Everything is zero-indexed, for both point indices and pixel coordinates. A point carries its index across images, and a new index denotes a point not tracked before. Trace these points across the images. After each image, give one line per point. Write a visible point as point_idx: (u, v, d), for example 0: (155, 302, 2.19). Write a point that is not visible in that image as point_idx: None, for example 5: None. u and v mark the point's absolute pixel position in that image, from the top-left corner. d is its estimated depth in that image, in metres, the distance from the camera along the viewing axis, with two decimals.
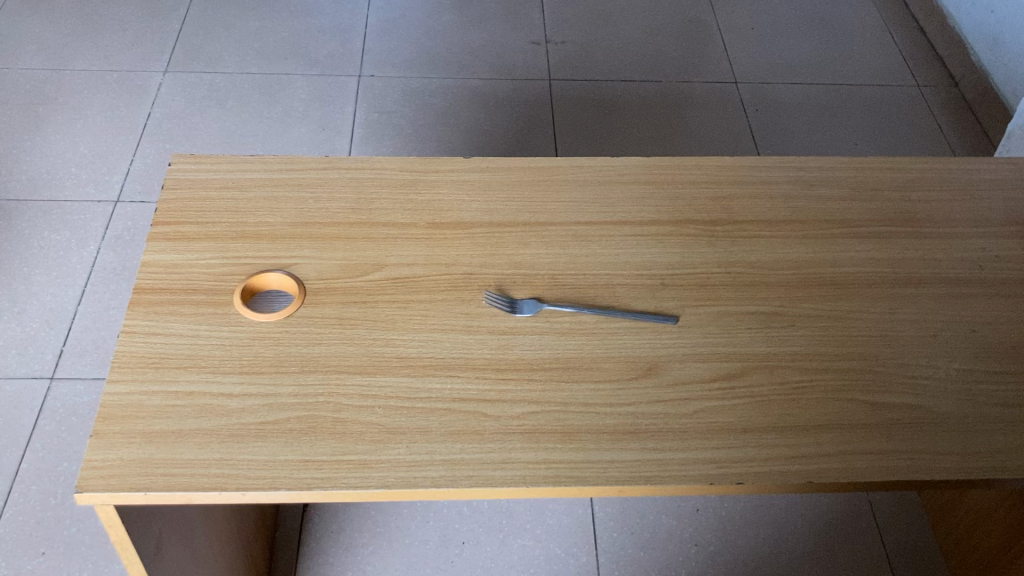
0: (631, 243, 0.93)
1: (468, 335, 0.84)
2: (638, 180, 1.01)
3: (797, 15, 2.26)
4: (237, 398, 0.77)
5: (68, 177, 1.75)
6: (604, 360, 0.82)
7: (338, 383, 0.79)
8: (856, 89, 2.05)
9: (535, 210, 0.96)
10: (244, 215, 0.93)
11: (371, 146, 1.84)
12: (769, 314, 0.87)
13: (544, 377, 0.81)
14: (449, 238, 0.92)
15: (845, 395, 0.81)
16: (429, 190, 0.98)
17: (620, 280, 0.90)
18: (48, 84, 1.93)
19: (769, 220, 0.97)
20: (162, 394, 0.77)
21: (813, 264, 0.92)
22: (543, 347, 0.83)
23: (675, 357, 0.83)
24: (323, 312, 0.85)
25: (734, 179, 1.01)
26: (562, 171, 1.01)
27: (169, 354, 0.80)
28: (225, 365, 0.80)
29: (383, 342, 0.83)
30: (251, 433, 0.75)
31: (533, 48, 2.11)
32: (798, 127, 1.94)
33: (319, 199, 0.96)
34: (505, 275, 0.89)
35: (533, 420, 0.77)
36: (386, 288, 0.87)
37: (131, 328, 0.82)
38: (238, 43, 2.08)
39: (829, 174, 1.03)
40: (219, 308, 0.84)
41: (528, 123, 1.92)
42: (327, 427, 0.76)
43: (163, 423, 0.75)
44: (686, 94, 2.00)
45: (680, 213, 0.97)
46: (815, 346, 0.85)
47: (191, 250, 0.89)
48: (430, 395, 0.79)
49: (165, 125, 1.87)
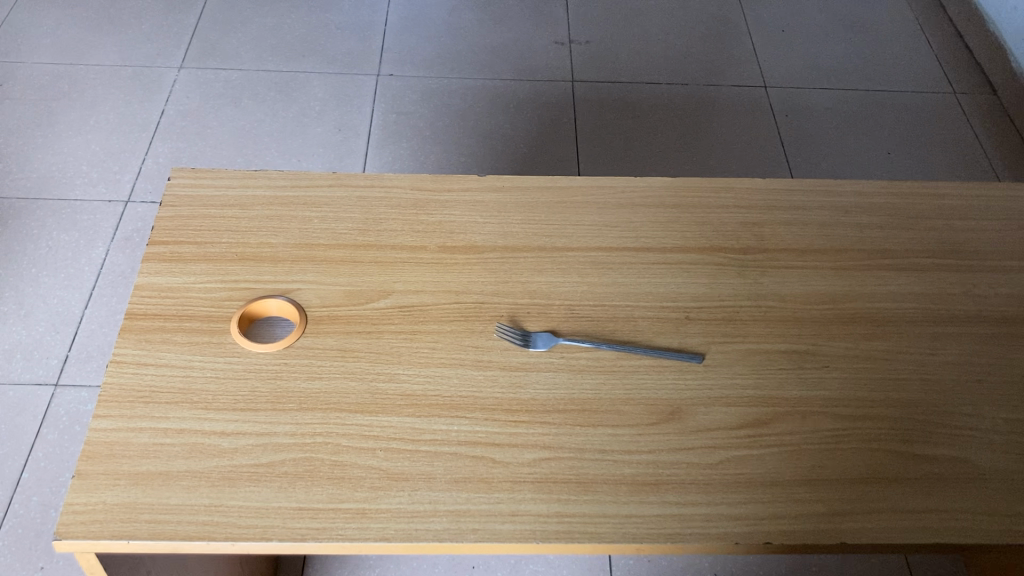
0: (654, 273, 0.87)
1: (478, 371, 0.78)
2: (663, 203, 0.95)
3: (830, 17, 2.19)
4: (230, 437, 0.73)
5: (79, 176, 1.71)
6: (623, 403, 0.77)
7: (338, 422, 0.74)
8: (891, 96, 1.97)
9: (552, 234, 0.91)
10: (244, 234, 0.88)
11: (388, 149, 1.79)
12: (801, 352, 0.81)
13: (558, 420, 0.75)
14: (460, 263, 0.87)
15: (882, 446, 0.75)
16: (440, 211, 0.92)
17: (642, 313, 0.84)
18: (62, 78, 1.89)
19: (802, 249, 0.91)
20: (150, 432, 0.72)
21: (849, 298, 0.86)
22: (557, 386, 0.78)
23: (700, 401, 0.77)
24: (325, 343, 0.80)
25: (765, 203, 0.95)
26: (582, 191, 0.96)
27: (159, 388, 0.75)
28: (218, 400, 0.75)
29: (387, 377, 0.77)
30: (243, 477, 0.70)
31: (556, 48, 2.05)
32: (830, 135, 1.86)
33: (325, 218, 0.90)
34: (519, 305, 0.84)
35: (546, 468, 0.72)
36: (392, 317, 0.82)
37: (121, 358, 0.77)
38: (254, 39, 2.03)
39: (866, 199, 0.97)
40: (215, 337, 0.79)
41: (550, 127, 1.86)
42: (325, 471, 0.71)
43: (150, 464, 0.70)
44: (713, 98, 1.94)
45: (708, 240, 0.91)
46: (850, 390, 0.79)
47: (188, 272, 0.84)
48: (436, 437, 0.73)
49: (178, 124, 1.82)
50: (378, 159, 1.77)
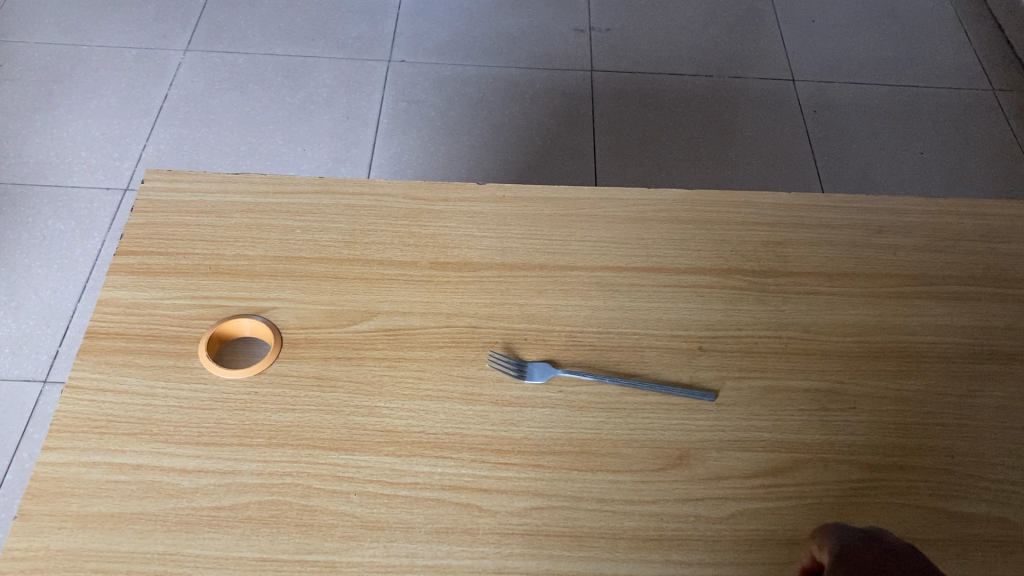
0: (665, 297, 0.80)
1: (466, 406, 0.71)
2: (678, 217, 0.87)
3: (864, 8, 2.08)
4: (191, 475, 0.66)
5: (78, 162, 1.65)
6: (625, 445, 0.69)
7: (311, 461, 0.67)
8: (926, 92, 1.87)
9: (555, 251, 0.83)
10: (221, 245, 0.81)
11: (396, 140, 1.72)
12: (825, 392, 0.74)
13: (553, 463, 0.68)
14: (454, 282, 0.80)
15: (913, 501, 0.67)
16: (435, 222, 0.85)
17: (650, 343, 0.76)
18: (64, 60, 1.83)
19: (829, 273, 0.83)
20: (105, 466, 0.66)
21: (878, 331, 0.78)
22: (553, 424, 0.70)
23: (712, 445, 0.70)
24: (300, 369, 0.73)
25: (790, 219, 0.87)
26: (589, 202, 0.88)
27: (116, 417, 0.69)
28: (180, 433, 0.68)
29: (367, 410, 0.70)
30: (203, 522, 0.63)
31: (574, 36, 1.96)
32: (860, 133, 1.77)
33: (308, 228, 0.83)
34: (515, 331, 0.76)
35: (537, 519, 0.65)
36: (376, 342, 0.75)
37: (77, 383, 0.71)
38: (263, 21, 1.96)
39: (901, 218, 0.89)
40: (180, 361, 0.73)
41: (567, 119, 1.78)
42: (293, 517, 0.64)
43: (101, 504, 0.64)
44: (737, 91, 1.84)
45: (725, 260, 0.83)
46: (878, 435, 0.71)
47: (156, 286, 0.78)
48: (418, 481, 0.66)
49: (181, 109, 1.76)
50: (386, 150, 1.70)
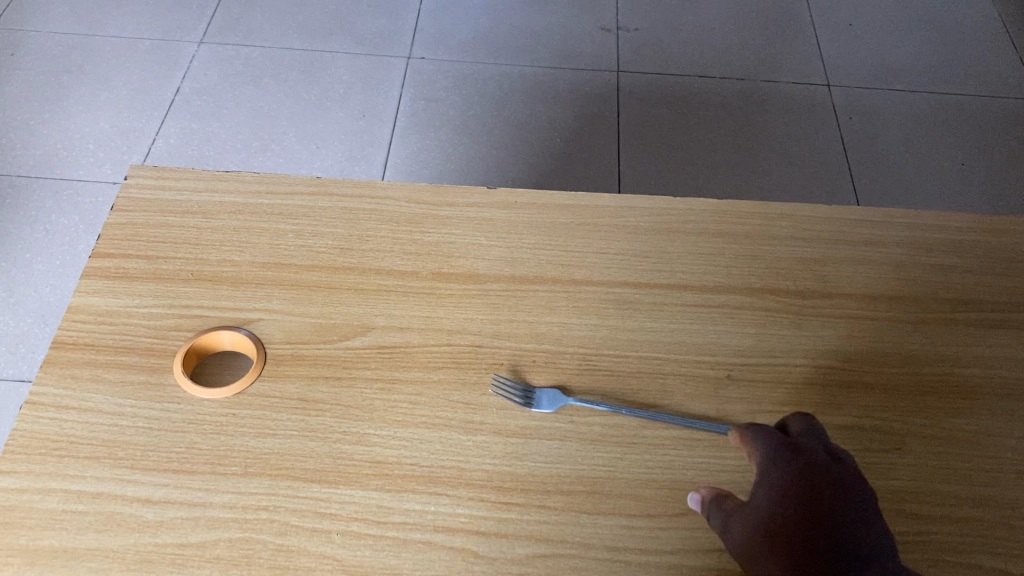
0: (689, 318, 0.72)
1: (466, 436, 0.64)
2: (706, 229, 0.79)
3: (904, 11, 1.99)
4: (155, 507, 0.59)
5: (85, 155, 1.59)
6: (642, 486, 0.62)
7: (290, 494, 0.60)
8: (970, 100, 1.77)
9: (569, 264, 0.76)
10: (204, 249, 0.74)
11: (412, 140, 1.65)
12: (866, 430, 0.66)
13: (560, 504, 0.61)
14: (457, 296, 0.72)
15: (967, 559, 0.59)
16: (440, 228, 0.78)
17: (673, 369, 0.69)
18: (76, 50, 1.78)
19: (872, 295, 0.75)
20: (60, 494, 0.59)
21: (926, 362, 0.71)
22: (562, 459, 0.63)
23: (739, 487, 0.62)
24: (283, 390, 0.66)
25: (829, 235, 0.79)
26: (608, 211, 0.80)
27: (77, 439, 0.62)
28: (147, 458, 0.61)
29: (355, 438, 0.63)
30: (166, 561, 0.57)
31: (601, 34, 1.88)
32: (899, 142, 1.68)
33: (301, 232, 0.76)
34: (522, 352, 0.69)
35: (539, 568, 0.58)
36: (368, 360, 0.68)
37: (39, 399, 0.64)
38: (280, 14, 1.90)
39: (953, 236, 0.80)
40: (153, 377, 0.66)
41: (591, 122, 1.70)
42: (266, 559, 0.57)
43: (53, 538, 0.57)
44: (770, 95, 1.76)
45: (757, 278, 0.75)
46: (928, 480, 0.63)
47: (131, 293, 0.71)
48: (407, 521, 0.59)
49: (193, 102, 1.70)
50: (402, 150, 1.63)
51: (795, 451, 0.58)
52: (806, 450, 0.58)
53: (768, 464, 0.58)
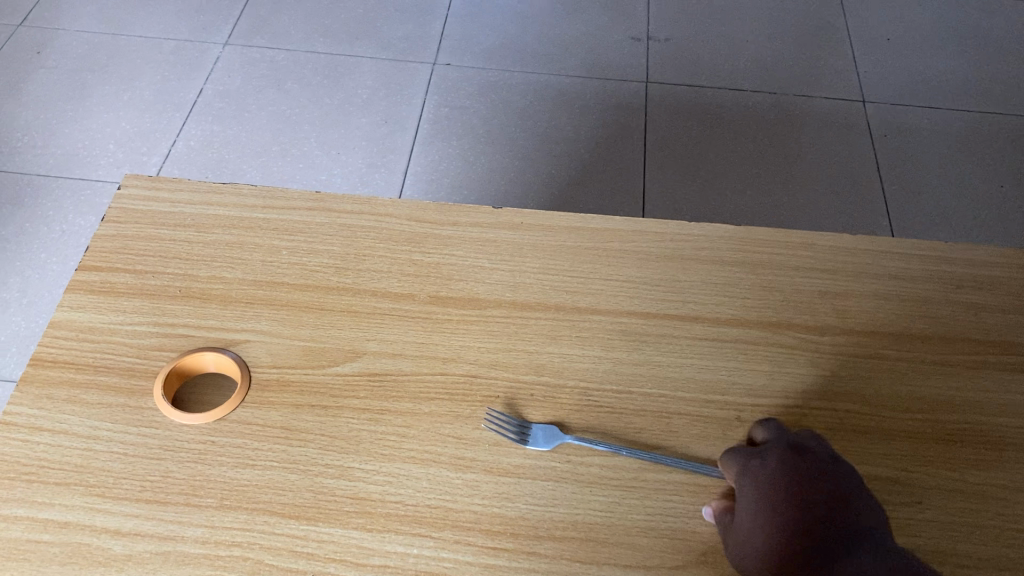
0: (700, 353, 0.68)
1: (455, 474, 0.60)
2: (722, 257, 0.75)
3: (944, 26, 1.93)
4: (123, 539, 0.56)
5: (104, 156, 1.58)
6: (639, 534, 0.58)
7: (265, 530, 0.57)
8: (1011, 121, 1.71)
9: (575, 290, 0.72)
10: (195, 265, 0.72)
11: (433, 148, 1.62)
12: (885, 481, 0.61)
13: (551, 552, 0.57)
14: (454, 322, 0.69)
15: None
16: (441, 249, 0.74)
17: (679, 408, 0.65)
18: (100, 50, 1.77)
19: (895, 334, 0.70)
20: (25, 523, 0.57)
21: (952, 409, 0.66)
22: (556, 502, 0.59)
23: None
24: (267, 417, 0.63)
25: (853, 267, 0.75)
26: (619, 235, 0.76)
27: (47, 463, 0.59)
28: (119, 487, 0.59)
29: (338, 473, 0.60)
30: None
31: (630, 44, 1.84)
32: (935, 162, 1.62)
33: (296, 250, 0.73)
34: (520, 385, 0.65)
35: None
36: (358, 389, 0.64)
37: (12, 419, 0.62)
38: (306, 17, 1.87)
39: (986, 272, 0.75)
40: (133, 400, 0.63)
41: (616, 134, 1.66)
42: None
43: (14, 569, 0.55)
44: (802, 110, 1.71)
45: (773, 311, 0.71)
46: (951, 538, 0.59)
47: (117, 309, 0.68)
48: (387, 564, 0.56)
49: (215, 104, 1.68)
50: (422, 158, 1.60)
51: (762, 456, 0.57)
52: (771, 451, 0.57)
53: (742, 477, 0.57)
